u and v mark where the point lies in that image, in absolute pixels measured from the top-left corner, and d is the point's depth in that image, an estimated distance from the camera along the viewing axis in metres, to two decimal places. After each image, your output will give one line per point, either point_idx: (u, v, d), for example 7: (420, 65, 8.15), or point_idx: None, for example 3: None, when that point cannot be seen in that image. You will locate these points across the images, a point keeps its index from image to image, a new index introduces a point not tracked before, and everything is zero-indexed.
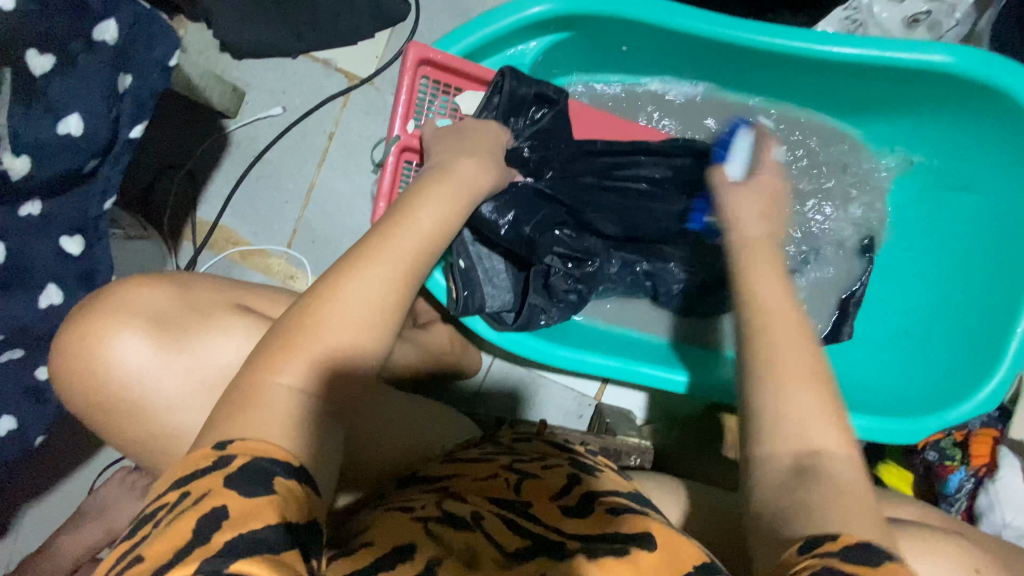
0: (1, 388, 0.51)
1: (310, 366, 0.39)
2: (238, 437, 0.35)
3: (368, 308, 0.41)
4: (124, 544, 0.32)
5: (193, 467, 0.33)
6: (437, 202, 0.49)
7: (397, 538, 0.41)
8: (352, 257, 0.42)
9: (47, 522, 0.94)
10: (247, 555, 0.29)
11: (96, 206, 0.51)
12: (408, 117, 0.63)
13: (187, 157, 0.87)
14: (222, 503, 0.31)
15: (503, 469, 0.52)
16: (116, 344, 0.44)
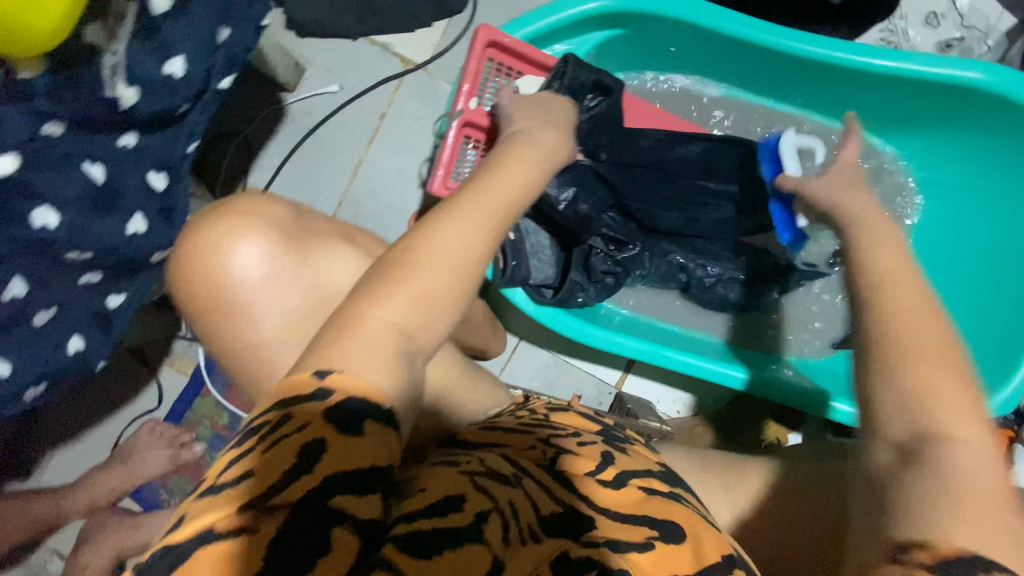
0: (73, 310, 0.53)
1: (399, 300, 0.42)
2: (336, 368, 0.37)
3: (458, 254, 0.44)
4: (231, 450, 0.36)
5: (296, 393, 0.36)
6: (523, 163, 0.53)
7: (449, 490, 0.39)
8: (452, 201, 0.47)
9: (72, 468, 0.96)
10: (342, 492, 0.33)
11: (181, 146, 0.56)
12: (471, 95, 0.67)
13: (245, 125, 0.91)
14: (321, 436, 0.35)
15: (540, 441, 0.52)
16: (242, 249, 0.49)
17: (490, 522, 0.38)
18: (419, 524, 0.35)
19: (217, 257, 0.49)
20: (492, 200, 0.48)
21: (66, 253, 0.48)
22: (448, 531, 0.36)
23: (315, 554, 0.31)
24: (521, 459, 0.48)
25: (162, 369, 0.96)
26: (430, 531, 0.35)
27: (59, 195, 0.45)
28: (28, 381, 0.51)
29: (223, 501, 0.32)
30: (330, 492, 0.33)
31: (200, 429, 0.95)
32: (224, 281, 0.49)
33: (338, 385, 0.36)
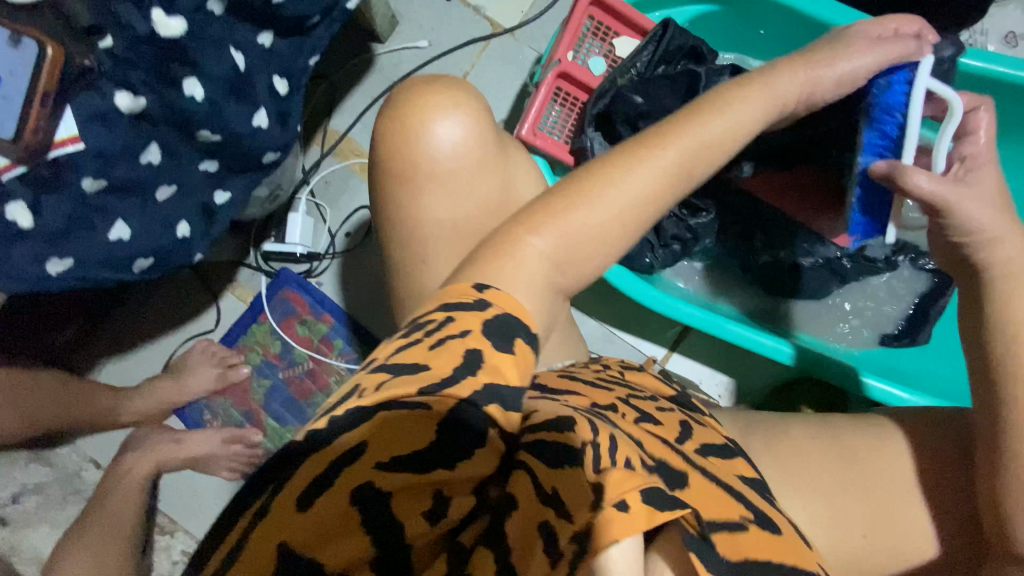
0: (190, 196, 0.56)
1: (552, 229, 0.44)
2: (493, 287, 0.40)
3: (626, 197, 0.45)
4: (399, 339, 0.39)
5: (458, 298, 0.39)
6: (730, 112, 0.49)
7: (561, 412, 0.36)
8: (640, 145, 0.47)
9: (124, 377, 0.99)
10: (486, 401, 0.35)
11: (304, 57, 0.59)
12: (569, 48, 0.71)
13: (335, 70, 0.95)
14: (480, 348, 0.36)
15: (619, 399, 0.55)
16: (453, 121, 0.50)
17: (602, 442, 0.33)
18: (537, 437, 0.34)
19: (436, 122, 0.50)
20: (679, 149, 0.46)
21: (199, 130, 0.51)
22: (562, 446, 0.32)
23: (466, 443, 0.34)
24: (607, 408, 0.52)
25: (223, 293, 0.99)
26: (547, 445, 0.33)
27: (208, 71, 0.48)
28: (142, 250, 0.53)
29: (397, 380, 0.35)
30: (484, 399, 0.35)
31: (251, 354, 0.98)
32: (426, 149, 0.50)
33: (495, 301, 0.39)
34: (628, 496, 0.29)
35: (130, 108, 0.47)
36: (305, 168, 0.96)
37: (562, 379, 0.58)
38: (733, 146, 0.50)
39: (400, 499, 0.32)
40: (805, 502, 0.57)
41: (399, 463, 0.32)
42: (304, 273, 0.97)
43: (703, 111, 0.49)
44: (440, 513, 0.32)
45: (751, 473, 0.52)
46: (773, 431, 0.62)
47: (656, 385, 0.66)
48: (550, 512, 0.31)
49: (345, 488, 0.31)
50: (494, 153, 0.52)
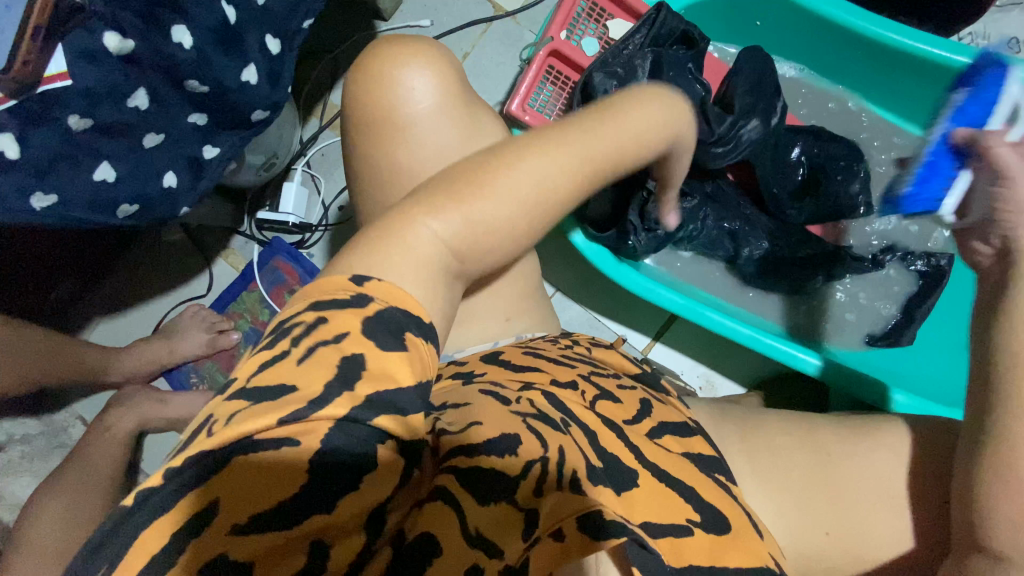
0: (178, 146, 0.57)
1: (452, 210, 0.40)
2: (375, 276, 0.37)
3: (531, 188, 0.42)
4: (261, 352, 0.35)
5: (332, 293, 0.36)
6: (642, 117, 0.47)
7: (502, 427, 0.38)
8: (552, 140, 0.43)
9: (114, 337, 1.00)
10: (384, 414, 0.33)
11: (297, 19, 0.60)
12: (563, 26, 0.71)
13: (338, 44, 0.96)
14: (361, 352, 0.34)
15: (579, 377, 0.56)
16: (422, 76, 0.53)
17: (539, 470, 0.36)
18: (478, 461, 0.36)
19: (408, 74, 0.53)
20: (587, 142, 0.44)
21: (187, 80, 0.52)
22: (501, 476, 0.36)
23: (355, 478, 0.33)
24: (568, 386, 0.53)
25: (217, 259, 1.00)
26: (485, 473, 0.36)
27: (198, 20, 0.50)
28: (127, 195, 0.54)
29: (256, 409, 0.31)
30: (369, 414, 0.33)
31: (239, 321, 0.99)
32: (396, 99, 0.53)
33: (378, 292, 0.36)
34: (564, 523, 0.34)
35: (119, 50, 0.48)
36: (303, 139, 0.98)
37: (528, 355, 0.59)
38: (647, 151, 0.48)
39: (263, 562, 0.31)
40: (773, 492, 0.55)
41: (263, 520, 0.31)
42: (296, 244, 0.99)
43: (617, 107, 0.46)
44: (322, 562, 0.33)
45: (709, 452, 0.53)
46: (744, 422, 0.60)
47: (622, 362, 0.67)
48: (481, 555, 0.34)
49: (193, 563, 0.29)
50: (462, 110, 0.56)
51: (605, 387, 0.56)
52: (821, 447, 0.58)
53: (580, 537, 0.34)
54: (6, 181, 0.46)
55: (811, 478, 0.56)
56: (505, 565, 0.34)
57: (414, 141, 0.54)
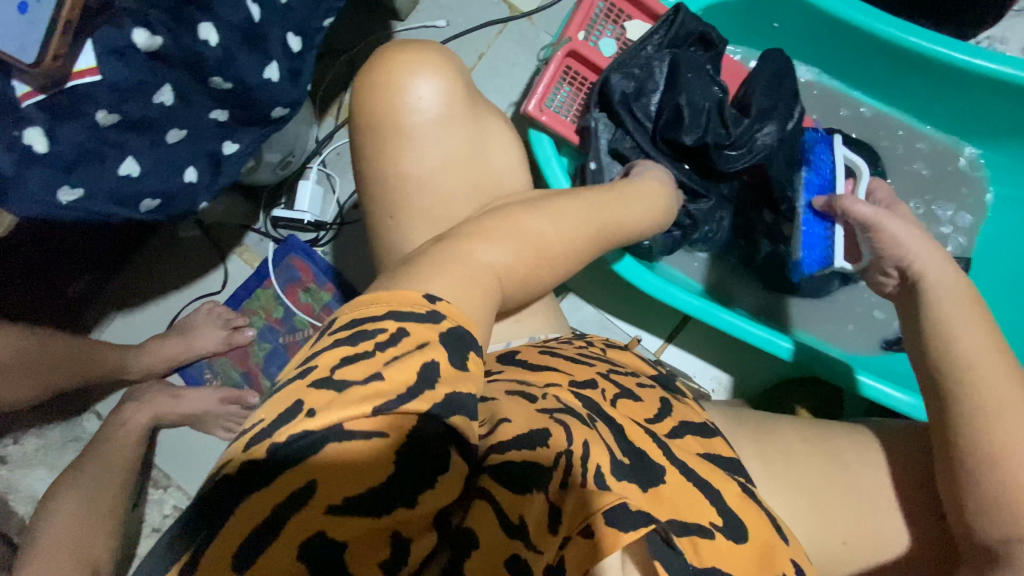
0: (200, 142, 0.58)
1: (485, 242, 0.45)
2: (444, 296, 0.39)
3: (545, 234, 0.48)
4: (341, 337, 0.36)
5: (408, 305, 0.37)
6: (645, 196, 0.60)
7: (531, 424, 0.38)
8: (561, 207, 0.51)
9: (130, 332, 1.01)
10: (458, 415, 0.35)
11: (318, 17, 0.61)
12: (581, 27, 0.72)
13: (354, 44, 0.97)
14: (436, 360, 0.35)
15: (598, 375, 0.57)
16: (427, 84, 0.54)
17: (570, 468, 0.36)
18: (506, 457, 0.36)
19: (415, 81, 0.54)
20: (597, 214, 0.53)
21: (211, 77, 0.53)
22: (531, 468, 0.36)
23: (437, 472, 0.34)
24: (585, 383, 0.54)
25: (232, 256, 1.01)
26: (515, 465, 0.36)
27: (224, 18, 0.50)
28: (149, 190, 0.55)
29: (355, 400, 0.33)
30: (449, 412, 0.34)
31: (253, 317, 1.00)
32: (402, 103, 0.54)
33: (447, 310, 0.38)
34: (591, 519, 0.34)
35: (148, 46, 0.48)
36: (319, 138, 0.99)
37: (543, 354, 0.60)
38: (648, 230, 0.60)
39: (354, 548, 0.31)
40: (788, 494, 0.55)
41: (353, 506, 0.31)
42: (310, 242, 1.00)
43: (625, 192, 0.59)
44: (403, 557, 0.32)
45: (726, 454, 0.53)
46: (759, 423, 0.60)
47: (638, 364, 0.67)
48: (520, 546, 0.34)
49: (292, 540, 0.30)
50: (466, 115, 0.57)
51: (623, 385, 0.57)
52: (836, 454, 0.57)
53: (607, 530, 0.33)
54: (34, 175, 0.47)
55: (829, 483, 0.56)
56: (546, 563, 0.33)
57: (416, 145, 0.54)
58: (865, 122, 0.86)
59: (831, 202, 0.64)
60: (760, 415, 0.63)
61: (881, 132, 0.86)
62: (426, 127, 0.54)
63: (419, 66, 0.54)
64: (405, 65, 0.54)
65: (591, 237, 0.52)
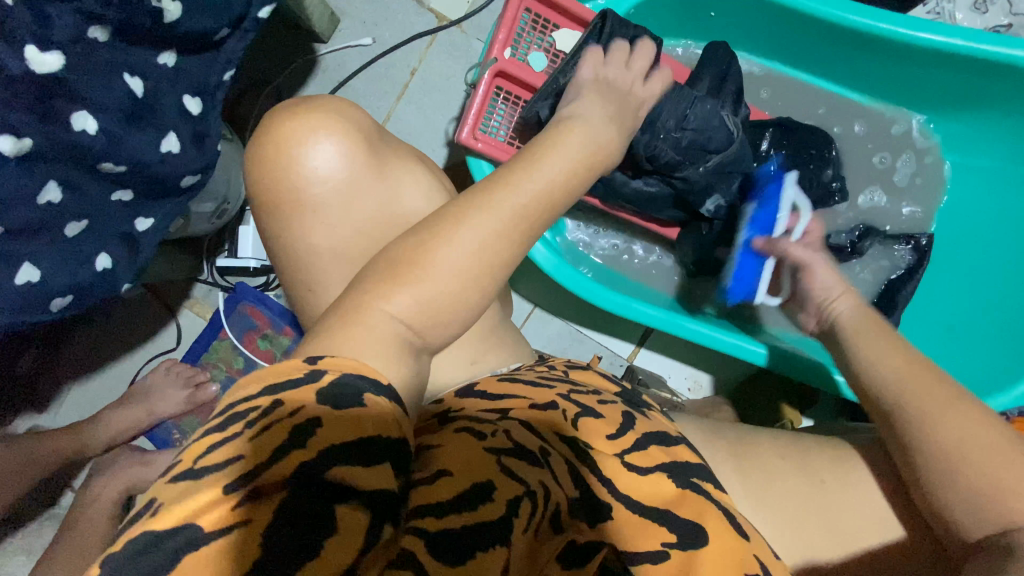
0: (107, 225, 0.53)
1: (399, 294, 0.42)
2: (327, 353, 0.37)
3: (464, 255, 0.43)
4: (210, 433, 0.33)
5: (285, 376, 0.35)
6: (582, 132, 0.53)
7: (472, 478, 0.36)
8: (490, 186, 0.46)
9: (87, 402, 0.97)
10: (342, 465, 0.31)
11: (216, 74, 0.56)
12: (506, 45, 0.67)
13: (277, 74, 0.91)
14: (312, 420, 0.32)
15: (558, 396, 0.51)
16: (325, 141, 0.51)
17: (519, 515, 0.35)
18: (448, 522, 0.33)
19: (320, 139, 0.51)
20: (544, 175, 0.48)
21: (100, 162, 0.49)
22: (480, 527, 0.33)
23: (320, 537, 0.29)
24: (544, 407, 0.48)
25: (182, 311, 0.97)
26: (458, 529, 0.33)
27: (99, 101, 0.46)
28: (57, 290, 0.52)
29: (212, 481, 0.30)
30: (325, 467, 0.31)
31: (215, 371, 0.97)
32: (304, 162, 0.51)
33: (328, 366, 0.35)
34: (545, 567, 0.36)
35: (16, 150, 0.43)
36: None
37: (502, 383, 0.55)
38: (572, 192, 0.50)
39: None
40: (765, 510, 0.53)
41: None
42: (261, 286, 0.96)
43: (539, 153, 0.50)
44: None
45: (692, 459, 0.48)
46: (733, 435, 0.59)
47: (600, 381, 0.61)
48: None
49: None
50: (376, 172, 0.54)
51: (586, 403, 0.51)
52: (812, 471, 0.56)
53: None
54: None
55: (811, 499, 0.54)
56: None
57: (322, 218, 0.52)
58: (818, 101, 0.83)
59: (772, 245, 0.69)
60: (736, 429, 0.61)
61: (836, 112, 0.83)
62: (328, 199, 0.52)
63: (332, 126, 0.52)
64: (309, 131, 0.51)
65: (510, 243, 0.45)
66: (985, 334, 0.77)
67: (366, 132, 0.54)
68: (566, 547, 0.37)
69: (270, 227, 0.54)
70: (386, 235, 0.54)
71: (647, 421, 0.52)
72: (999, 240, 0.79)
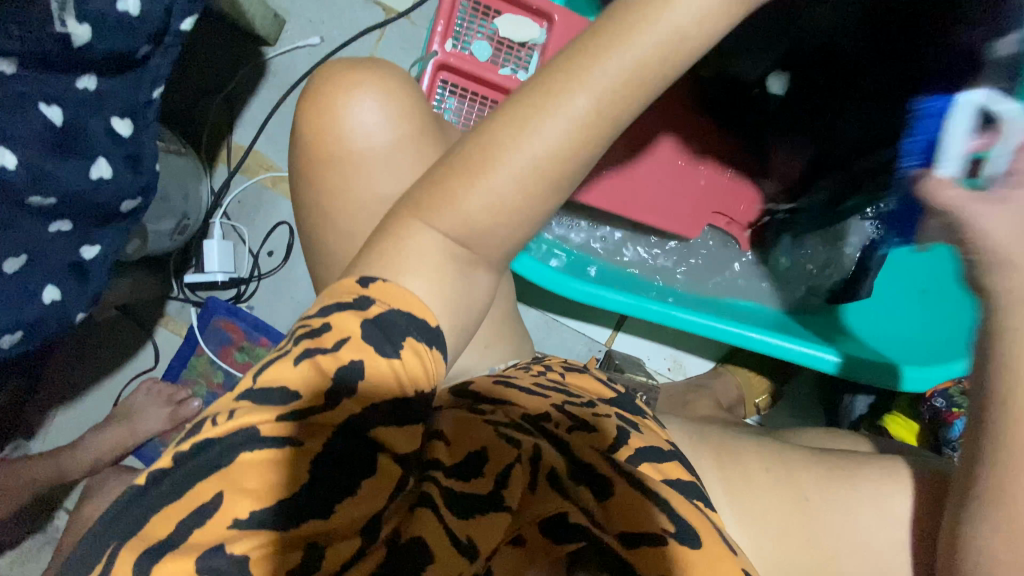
0: (50, 257, 0.53)
1: (451, 212, 0.39)
2: (379, 277, 0.38)
3: (524, 160, 0.37)
4: (272, 354, 0.37)
5: (339, 299, 0.37)
6: None
7: (473, 443, 0.38)
8: (567, 66, 0.37)
9: (74, 426, 0.97)
10: (382, 424, 0.35)
11: (145, 93, 0.55)
12: (447, 37, 0.66)
13: (226, 81, 0.88)
14: (359, 357, 0.35)
15: (552, 407, 0.46)
16: (361, 97, 0.49)
17: (509, 486, 0.37)
18: (447, 482, 0.37)
19: (359, 95, 0.49)
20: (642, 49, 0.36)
21: (27, 197, 0.48)
22: (474, 496, 0.36)
23: (354, 481, 0.34)
24: (535, 419, 0.45)
25: (158, 329, 0.97)
26: (455, 490, 0.36)
27: (16, 134, 0.46)
28: (4, 326, 0.51)
29: None
30: (372, 423, 0.35)
31: (196, 386, 0.97)
32: (344, 113, 0.49)
33: (377, 295, 0.37)
34: (524, 529, 0.38)
35: None
36: (214, 190, 0.92)
37: (498, 385, 0.49)
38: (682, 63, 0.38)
39: (265, 560, 0.31)
40: (748, 518, 0.52)
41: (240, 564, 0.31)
42: (233, 299, 0.95)
43: (626, 23, 0.37)
44: (319, 562, 0.32)
45: (685, 477, 0.45)
46: (715, 444, 0.57)
47: (593, 386, 0.55)
48: (461, 563, 0.34)
49: None
50: (417, 129, 0.52)
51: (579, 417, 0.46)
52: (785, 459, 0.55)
53: (541, 539, 0.38)
54: None
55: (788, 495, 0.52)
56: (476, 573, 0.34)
57: (370, 174, 0.50)
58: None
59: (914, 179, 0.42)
60: (718, 435, 0.59)
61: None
62: (369, 160, 0.50)
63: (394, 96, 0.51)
64: (363, 89, 0.49)
65: (584, 145, 0.38)
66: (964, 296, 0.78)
67: (406, 90, 0.52)
68: (549, 517, 0.38)
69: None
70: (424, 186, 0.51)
71: (636, 437, 0.47)
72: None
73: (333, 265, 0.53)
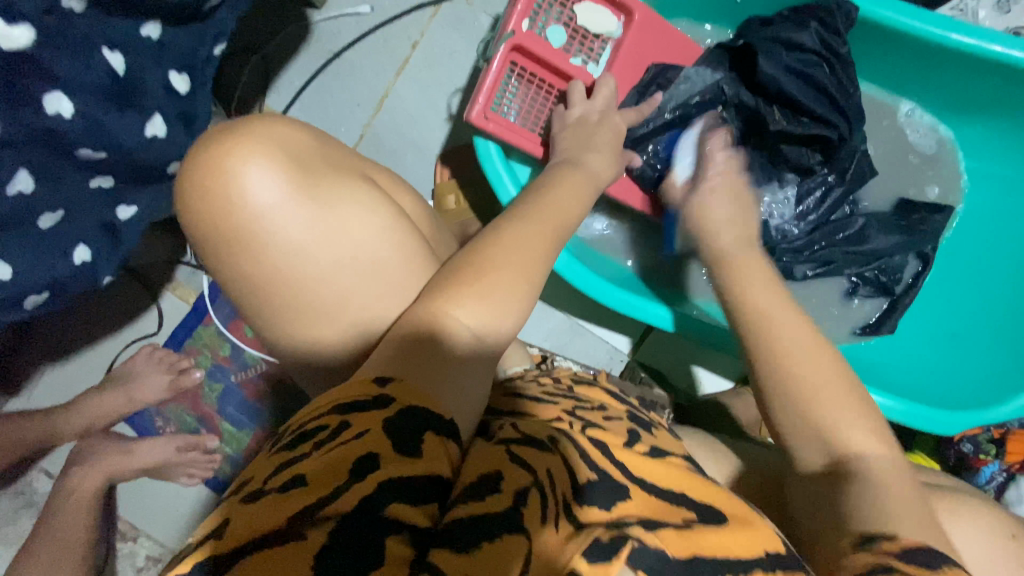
0: (83, 213, 0.48)
1: (468, 296, 0.41)
2: (395, 377, 0.35)
3: (510, 258, 0.44)
4: (269, 463, 0.32)
5: (354, 396, 0.33)
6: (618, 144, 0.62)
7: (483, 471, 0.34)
8: (535, 195, 0.52)
9: (62, 386, 0.91)
10: (399, 499, 0.29)
11: (207, 48, 0.51)
12: (524, 16, 0.65)
13: (265, 41, 0.83)
14: (375, 450, 0.30)
15: (564, 412, 0.46)
16: (247, 167, 0.45)
17: (533, 504, 0.32)
18: (462, 513, 0.30)
19: (241, 165, 0.45)
20: (583, 192, 0.55)
21: (77, 149, 0.44)
22: (493, 520, 0.30)
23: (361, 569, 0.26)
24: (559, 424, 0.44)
25: (164, 294, 0.92)
26: (473, 522, 0.30)
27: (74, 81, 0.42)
28: (32, 286, 0.47)
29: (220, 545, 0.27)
30: (385, 499, 0.29)
31: (200, 357, 0.92)
32: (230, 189, 0.45)
33: (396, 390, 0.34)
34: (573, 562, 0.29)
35: None
36: None
37: (511, 398, 0.48)
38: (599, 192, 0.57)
39: None
40: None
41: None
42: None
43: (557, 179, 0.55)
44: None
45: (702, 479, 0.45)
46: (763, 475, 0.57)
47: (608, 399, 0.54)
48: None
49: None
50: (316, 187, 0.47)
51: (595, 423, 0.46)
52: None
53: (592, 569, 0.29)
54: None
55: None
56: None
57: (283, 240, 0.46)
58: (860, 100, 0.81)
59: None
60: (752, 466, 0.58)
61: (870, 111, 0.82)
62: (266, 231, 0.46)
63: (316, 166, 0.49)
64: (277, 156, 0.46)
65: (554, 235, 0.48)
66: (932, 336, 0.80)
67: (303, 149, 0.49)
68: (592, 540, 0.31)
69: (221, 242, 0.47)
70: (358, 240, 0.48)
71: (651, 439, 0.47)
72: (1003, 257, 0.79)
73: (389, 256, 0.50)
